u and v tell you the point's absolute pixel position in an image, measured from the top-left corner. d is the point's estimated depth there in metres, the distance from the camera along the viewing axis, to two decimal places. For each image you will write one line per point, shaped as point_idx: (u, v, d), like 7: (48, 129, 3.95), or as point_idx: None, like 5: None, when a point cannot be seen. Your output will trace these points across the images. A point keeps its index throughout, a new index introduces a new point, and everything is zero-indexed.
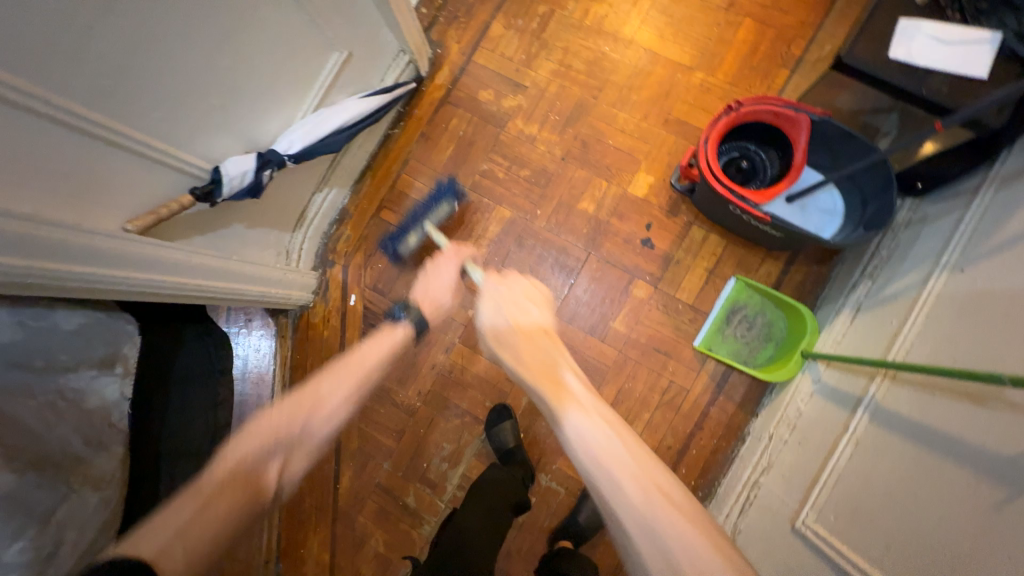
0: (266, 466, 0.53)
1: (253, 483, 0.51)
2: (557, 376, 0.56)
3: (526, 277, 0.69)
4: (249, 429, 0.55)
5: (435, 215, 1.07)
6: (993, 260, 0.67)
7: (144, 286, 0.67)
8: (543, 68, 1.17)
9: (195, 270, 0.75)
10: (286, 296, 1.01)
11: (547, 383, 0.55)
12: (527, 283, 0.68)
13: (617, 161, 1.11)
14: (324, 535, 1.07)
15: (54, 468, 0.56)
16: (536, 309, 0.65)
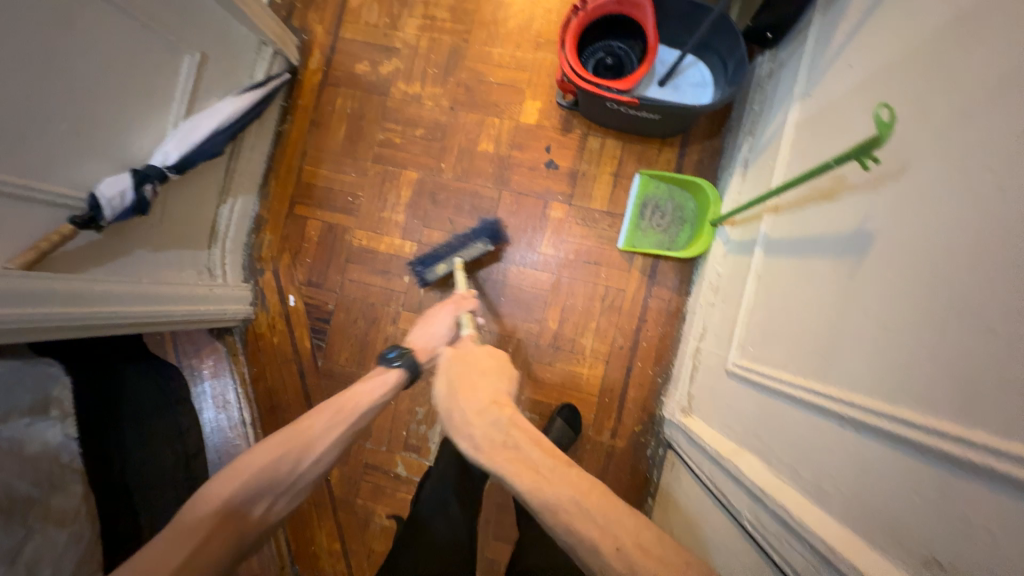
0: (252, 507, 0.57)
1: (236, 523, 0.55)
2: (515, 451, 0.54)
3: (480, 345, 0.69)
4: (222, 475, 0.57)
5: (468, 252, 1.04)
6: (826, 79, 0.72)
7: (55, 317, 0.70)
8: (409, 26, 1.16)
9: (104, 298, 0.78)
10: (219, 310, 1.05)
11: (516, 471, 0.52)
12: (483, 349, 0.68)
13: (503, 96, 1.12)
14: (329, 526, 1.14)
15: (9, 513, 0.64)
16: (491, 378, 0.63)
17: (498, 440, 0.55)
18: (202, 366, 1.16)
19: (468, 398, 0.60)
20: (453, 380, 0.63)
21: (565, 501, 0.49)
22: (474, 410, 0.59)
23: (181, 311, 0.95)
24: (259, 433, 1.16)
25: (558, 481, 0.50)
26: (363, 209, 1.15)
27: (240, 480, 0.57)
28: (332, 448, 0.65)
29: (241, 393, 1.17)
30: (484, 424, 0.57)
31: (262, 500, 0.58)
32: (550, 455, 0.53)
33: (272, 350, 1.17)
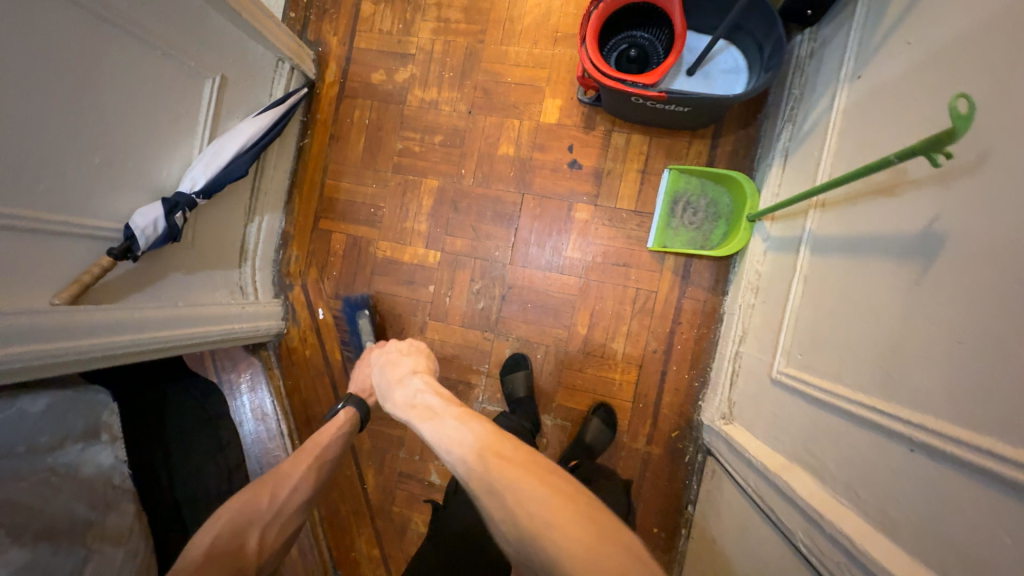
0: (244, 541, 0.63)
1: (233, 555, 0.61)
2: (421, 403, 0.67)
3: (405, 339, 0.86)
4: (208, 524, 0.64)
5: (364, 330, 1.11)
6: (878, 59, 0.65)
7: (100, 347, 0.73)
8: (423, 30, 1.14)
9: (142, 323, 0.80)
10: (252, 327, 1.08)
11: (417, 413, 0.65)
12: (405, 342, 0.85)
13: (521, 95, 1.09)
14: (368, 533, 1.15)
15: (70, 535, 0.67)
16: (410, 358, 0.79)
17: (408, 394, 0.69)
18: (240, 381, 1.19)
19: (389, 371, 0.76)
20: (380, 364, 0.80)
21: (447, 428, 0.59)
22: (391, 377, 0.75)
23: (217, 331, 0.97)
24: (297, 443, 1.19)
25: (446, 415, 0.62)
26: (385, 219, 1.15)
27: (222, 522, 0.64)
28: (305, 477, 0.73)
29: (278, 405, 1.20)
30: (398, 384, 0.72)
31: (250, 531, 0.64)
32: (445, 400, 0.66)
33: (305, 363, 1.20)
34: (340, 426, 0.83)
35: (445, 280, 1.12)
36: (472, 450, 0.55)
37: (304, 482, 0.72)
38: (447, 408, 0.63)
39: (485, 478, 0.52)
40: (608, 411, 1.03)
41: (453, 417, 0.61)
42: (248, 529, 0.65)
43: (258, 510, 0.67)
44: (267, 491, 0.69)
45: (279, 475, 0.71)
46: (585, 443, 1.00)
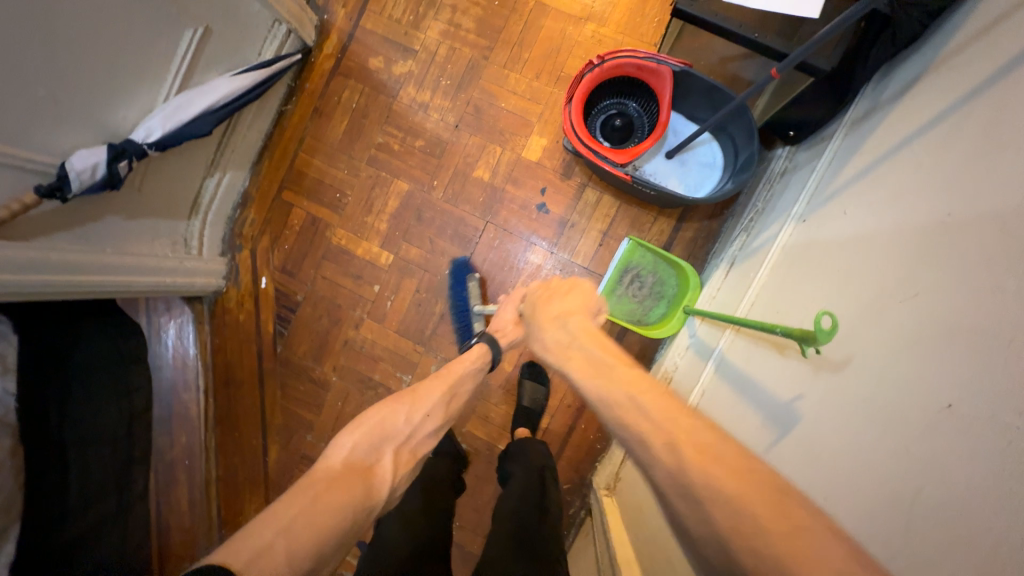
0: (377, 458, 0.59)
1: (362, 475, 0.56)
2: (585, 355, 0.54)
3: (561, 275, 0.74)
4: (355, 425, 0.61)
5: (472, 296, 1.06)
6: (821, 214, 0.67)
7: (6, 286, 0.72)
8: (432, 29, 1.11)
9: (61, 267, 0.80)
10: (187, 283, 1.07)
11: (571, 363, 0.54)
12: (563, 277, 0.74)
13: (510, 125, 1.08)
14: (259, 503, 1.18)
15: None
16: (569, 297, 0.68)
17: (563, 341, 0.59)
18: (165, 327, 1.18)
19: (540, 311, 0.67)
20: (535, 299, 0.71)
21: (618, 396, 0.46)
22: (542, 317, 0.65)
23: (146, 284, 0.97)
24: (210, 401, 1.20)
25: (617, 380, 0.48)
26: (346, 208, 1.14)
27: (358, 434, 0.60)
28: (435, 410, 0.68)
29: (200, 359, 1.20)
30: (551, 325, 0.62)
31: (383, 448, 0.60)
32: (613, 356, 0.52)
33: (236, 326, 1.19)
34: (474, 362, 0.76)
35: (392, 283, 1.13)
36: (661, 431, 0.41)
37: (436, 410, 0.68)
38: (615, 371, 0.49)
39: (681, 480, 0.37)
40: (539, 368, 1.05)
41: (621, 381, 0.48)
42: (382, 445, 0.61)
43: (394, 429, 0.62)
44: (402, 410, 0.65)
45: (414, 397, 0.67)
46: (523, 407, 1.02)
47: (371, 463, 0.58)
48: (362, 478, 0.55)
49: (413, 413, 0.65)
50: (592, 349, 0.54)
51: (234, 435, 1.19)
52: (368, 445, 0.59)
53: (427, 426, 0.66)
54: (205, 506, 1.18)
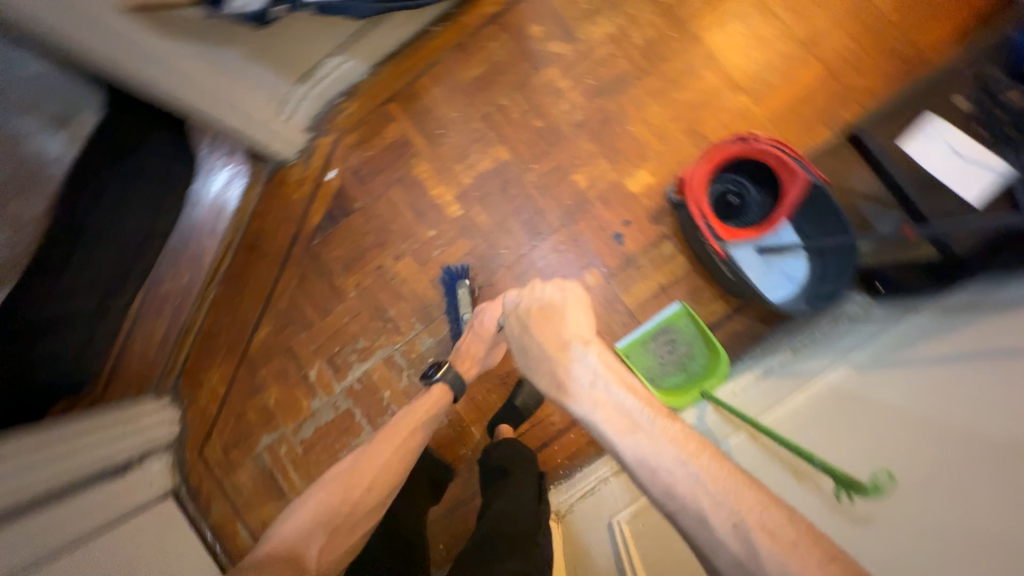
0: (308, 546, 0.68)
1: (295, 561, 0.65)
2: (624, 410, 0.60)
3: (554, 287, 0.78)
4: (292, 516, 0.73)
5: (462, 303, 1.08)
6: (880, 375, 0.70)
7: (105, 56, 0.71)
8: (601, 28, 1.12)
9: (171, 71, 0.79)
10: (267, 140, 1.06)
11: (606, 413, 0.61)
12: (553, 290, 0.78)
13: (628, 148, 1.10)
14: (225, 370, 1.19)
15: None
16: (572, 324, 0.73)
17: (586, 378, 0.65)
18: (225, 170, 1.19)
19: (547, 341, 0.72)
20: (532, 322, 0.75)
21: (664, 458, 0.53)
22: (552, 351, 0.71)
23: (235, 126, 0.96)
24: (227, 255, 1.20)
25: (660, 433, 0.56)
26: (442, 148, 1.15)
27: (293, 527, 0.71)
28: (375, 478, 0.77)
29: (235, 215, 1.20)
30: (565, 362, 0.68)
31: (315, 537, 0.69)
32: (641, 402, 0.61)
33: (285, 201, 1.19)
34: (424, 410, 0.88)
35: (448, 236, 1.14)
36: (720, 503, 0.48)
37: (376, 486, 0.77)
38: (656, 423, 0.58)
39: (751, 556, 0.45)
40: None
41: (668, 437, 0.56)
42: (315, 534, 0.70)
43: (328, 515, 0.72)
44: (339, 495, 0.75)
45: (354, 478, 0.77)
46: (511, 404, 1.04)
47: (303, 548, 0.67)
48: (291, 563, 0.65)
49: (350, 493, 0.75)
50: (617, 388, 0.63)
51: (234, 300, 1.20)
52: (301, 534, 0.69)
53: (367, 501, 0.75)
54: (174, 349, 1.19)
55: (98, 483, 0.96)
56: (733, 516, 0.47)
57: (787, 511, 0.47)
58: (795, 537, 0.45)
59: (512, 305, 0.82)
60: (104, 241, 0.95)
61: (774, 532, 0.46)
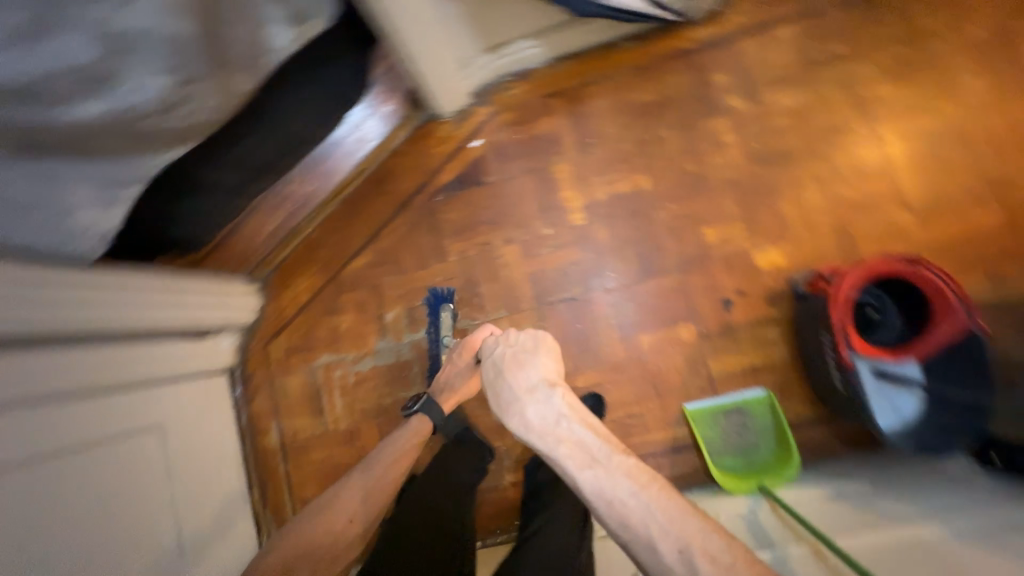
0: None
1: None
2: (584, 448, 0.71)
3: (533, 331, 0.84)
4: (283, 538, 0.84)
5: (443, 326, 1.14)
6: (980, 551, 0.64)
7: None
8: (785, 99, 1.12)
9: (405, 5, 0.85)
10: (439, 93, 1.11)
11: (568, 449, 0.71)
12: (529, 334, 0.84)
13: (768, 221, 1.09)
14: (314, 282, 1.26)
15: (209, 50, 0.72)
16: (543, 368, 0.80)
17: (549, 419, 0.74)
18: (385, 104, 1.25)
19: (516, 380, 0.79)
20: (507, 364, 0.81)
21: (624, 489, 0.67)
22: (520, 389, 0.78)
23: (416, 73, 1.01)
24: (356, 181, 1.27)
25: (617, 469, 0.70)
26: (588, 157, 1.18)
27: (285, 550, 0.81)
28: (362, 509, 0.87)
29: (376, 147, 1.26)
30: (532, 400, 0.76)
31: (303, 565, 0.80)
32: (600, 438, 0.73)
33: (425, 151, 1.24)
34: (410, 434, 0.95)
35: (561, 239, 1.16)
36: (673, 531, 0.64)
37: (359, 515, 0.87)
38: (612, 460, 0.71)
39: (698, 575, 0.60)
40: (602, 406, 1.07)
41: (626, 471, 0.69)
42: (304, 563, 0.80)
43: (315, 546, 0.82)
44: (327, 524, 0.85)
45: (339, 508, 0.87)
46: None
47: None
48: None
49: (338, 521, 0.85)
50: (579, 428, 0.73)
51: (346, 223, 1.26)
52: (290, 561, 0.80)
53: (352, 529, 0.85)
54: (278, 245, 1.27)
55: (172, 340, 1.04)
56: (680, 543, 0.63)
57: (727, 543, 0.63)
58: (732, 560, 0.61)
59: (486, 343, 0.88)
60: (275, 133, 1.02)
61: (715, 557, 0.61)
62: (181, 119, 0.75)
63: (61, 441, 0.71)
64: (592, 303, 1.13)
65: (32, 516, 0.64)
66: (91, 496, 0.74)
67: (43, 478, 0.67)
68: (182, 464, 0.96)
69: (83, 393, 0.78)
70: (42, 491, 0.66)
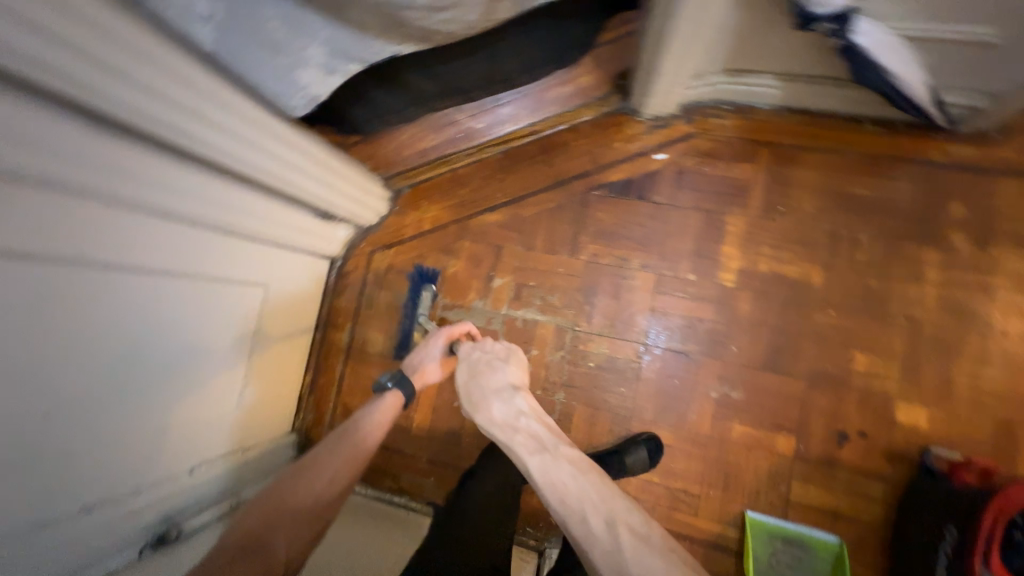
0: (273, 537, 0.76)
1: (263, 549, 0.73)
2: (533, 435, 0.83)
3: (494, 343, 0.99)
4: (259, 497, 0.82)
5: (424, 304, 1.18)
6: None
7: None
8: (1016, 262, 0.99)
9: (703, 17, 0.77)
10: (657, 92, 1.04)
11: (522, 438, 0.83)
12: (499, 345, 0.99)
13: (930, 378, 0.98)
14: (441, 214, 1.24)
15: None
16: (507, 374, 0.93)
17: (509, 415, 0.87)
18: (589, 77, 1.18)
19: (485, 382, 0.92)
20: (474, 371, 0.94)
21: (562, 473, 0.77)
22: (488, 388, 0.91)
23: (645, 62, 0.96)
24: (523, 138, 1.22)
25: (559, 456, 0.80)
26: (769, 224, 1.08)
27: (258, 508, 0.79)
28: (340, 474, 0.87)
29: (558, 114, 1.20)
30: (499, 399, 0.89)
31: (281, 523, 0.78)
32: (546, 429, 0.85)
33: (605, 141, 1.18)
34: (383, 407, 0.96)
35: (701, 291, 1.08)
36: (598, 509, 0.72)
37: (339, 479, 0.87)
38: (559, 448, 0.81)
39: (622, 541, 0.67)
40: (657, 450, 1.03)
41: (569, 459, 0.79)
42: (279, 522, 0.78)
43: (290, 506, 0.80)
44: (302, 484, 0.84)
45: (315, 470, 0.86)
46: (622, 458, 1.00)
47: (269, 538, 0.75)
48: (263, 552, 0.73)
49: (315, 484, 0.84)
50: (531, 422, 0.85)
51: (496, 174, 1.22)
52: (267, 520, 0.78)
53: (331, 491, 0.85)
54: (423, 164, 1.25)
55: (302, 211, 1.06)
56: (607, 517, 0.70)
57: (644, 520, 0.70)
58: (653, 535, 0.69)
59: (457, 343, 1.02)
60: (489, 66, 0.98)
61: (635, 527, 0.69)
62: (440, 17, 0.70)
63: (166, 263, 0.76)
64: (700, 369, 1.06)
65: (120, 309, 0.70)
66: (169, 321, 0.80)
67: (140, 287, 0.73)
68: (253, 323, 1.02)
69: (206, 227, 0.83)
70: (126, 295, 0.70)
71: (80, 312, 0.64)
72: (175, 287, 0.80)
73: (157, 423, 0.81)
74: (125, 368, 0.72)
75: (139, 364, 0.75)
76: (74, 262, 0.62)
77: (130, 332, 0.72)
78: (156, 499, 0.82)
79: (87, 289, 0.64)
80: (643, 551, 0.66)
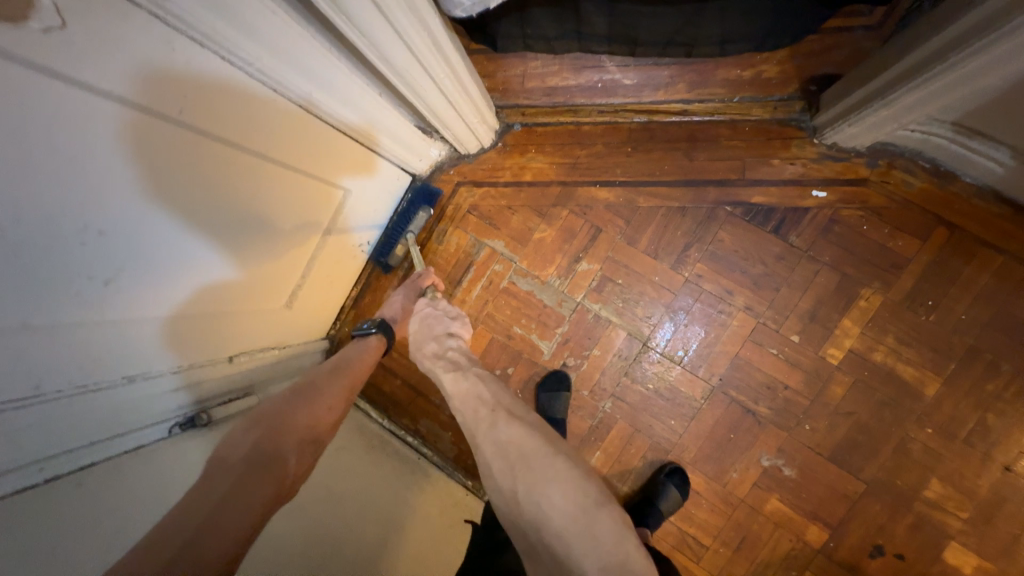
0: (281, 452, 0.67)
1: (272, 465, 0.64)
2: (466, 364, 0.83)
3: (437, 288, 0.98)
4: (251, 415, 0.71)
5: (416, 224, 1.10)
6: None
7: None
8: None
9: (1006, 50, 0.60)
10: (860, 123, 0.85)
11: (443, 364, 0.83)
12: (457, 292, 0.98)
13: (997, 529, 0.91)
14: (546, 168, 1.09)
15: None
16: (447, 320, 0.90)
17: (443, 351, 0.85)
18: (778, 70, 0.97)
19: (425, 331, 0.89)
20: (417, 316, 0.92)
21: (470, 385, 0.78)
22: (427, 331, 0.89)
23: (883, 75, 0.76)
24: (669, 114, 1.03)
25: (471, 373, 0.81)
26: (907, 315, 0.94)
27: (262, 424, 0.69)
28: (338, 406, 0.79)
29: (722, 101, 1.00)
30: (430, 338, 0.87)
31: (286, 440, 0.69)
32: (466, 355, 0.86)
33: (763, 152, 0.99)
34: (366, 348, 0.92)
35: (798, 357, 0.98)
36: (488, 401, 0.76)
37: (337, 406, 0.80)
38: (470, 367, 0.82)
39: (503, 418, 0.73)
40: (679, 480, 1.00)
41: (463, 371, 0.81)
42: (286, 437, 0.69)
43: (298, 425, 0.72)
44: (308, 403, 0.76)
45: (319, 393, 0.78)
46: (655, 505, 0.97)
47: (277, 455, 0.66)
48: (265, 470, 0.63)
49: (315, 409, 0.76)
50: (457, 350, 0.86)
51: (624, 146, 1.05)
52: (273, 436, 0.68)
53: (330, 417, 0.77)
54: (547, 104, 1.07)
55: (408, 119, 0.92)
56: (494, 404, 0.75)
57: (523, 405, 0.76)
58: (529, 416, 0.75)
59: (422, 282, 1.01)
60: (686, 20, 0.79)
61: (516, 412, 0.75)
62: None
63: (258, 140, 0.65)
64: (761, 433, 0.99)
65: (205, 178, 0.60)
66: (245, 203, 0.70)
67: (228, 159, 0.62)
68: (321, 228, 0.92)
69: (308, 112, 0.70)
70: (212, 165, 0.60)
71: (167, 173, 0.55)
72: (261, 170, 0.69)
73: (207, 305, 0.75)
74: (195, 245, 0.65)
75: (206, 243, 0.67)
76: (171, 120, 0.52)
77: (206, 207, 0.63)
78: (191, 383, 0.78)
79: (177, 150, 0.55)
80: (513, 422, 0.72)
